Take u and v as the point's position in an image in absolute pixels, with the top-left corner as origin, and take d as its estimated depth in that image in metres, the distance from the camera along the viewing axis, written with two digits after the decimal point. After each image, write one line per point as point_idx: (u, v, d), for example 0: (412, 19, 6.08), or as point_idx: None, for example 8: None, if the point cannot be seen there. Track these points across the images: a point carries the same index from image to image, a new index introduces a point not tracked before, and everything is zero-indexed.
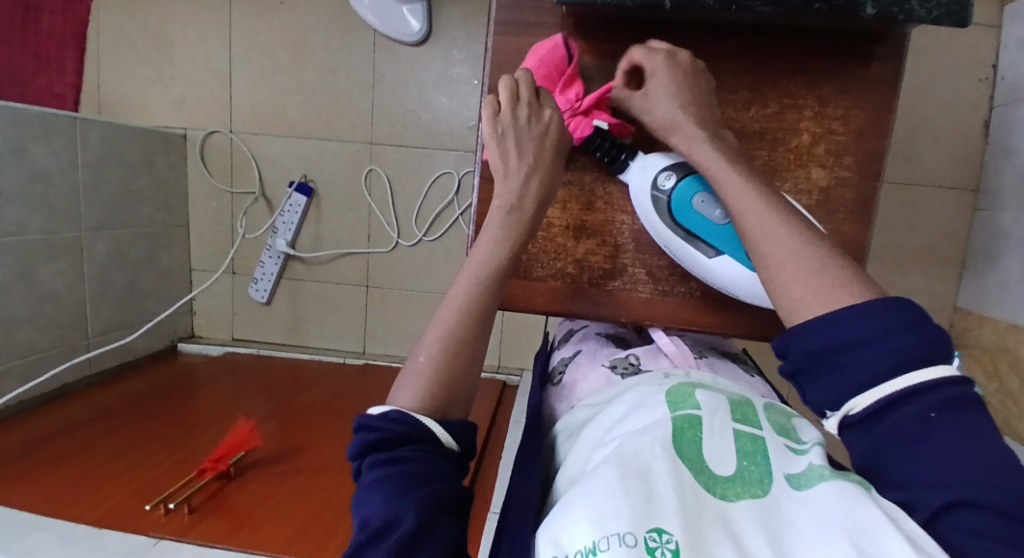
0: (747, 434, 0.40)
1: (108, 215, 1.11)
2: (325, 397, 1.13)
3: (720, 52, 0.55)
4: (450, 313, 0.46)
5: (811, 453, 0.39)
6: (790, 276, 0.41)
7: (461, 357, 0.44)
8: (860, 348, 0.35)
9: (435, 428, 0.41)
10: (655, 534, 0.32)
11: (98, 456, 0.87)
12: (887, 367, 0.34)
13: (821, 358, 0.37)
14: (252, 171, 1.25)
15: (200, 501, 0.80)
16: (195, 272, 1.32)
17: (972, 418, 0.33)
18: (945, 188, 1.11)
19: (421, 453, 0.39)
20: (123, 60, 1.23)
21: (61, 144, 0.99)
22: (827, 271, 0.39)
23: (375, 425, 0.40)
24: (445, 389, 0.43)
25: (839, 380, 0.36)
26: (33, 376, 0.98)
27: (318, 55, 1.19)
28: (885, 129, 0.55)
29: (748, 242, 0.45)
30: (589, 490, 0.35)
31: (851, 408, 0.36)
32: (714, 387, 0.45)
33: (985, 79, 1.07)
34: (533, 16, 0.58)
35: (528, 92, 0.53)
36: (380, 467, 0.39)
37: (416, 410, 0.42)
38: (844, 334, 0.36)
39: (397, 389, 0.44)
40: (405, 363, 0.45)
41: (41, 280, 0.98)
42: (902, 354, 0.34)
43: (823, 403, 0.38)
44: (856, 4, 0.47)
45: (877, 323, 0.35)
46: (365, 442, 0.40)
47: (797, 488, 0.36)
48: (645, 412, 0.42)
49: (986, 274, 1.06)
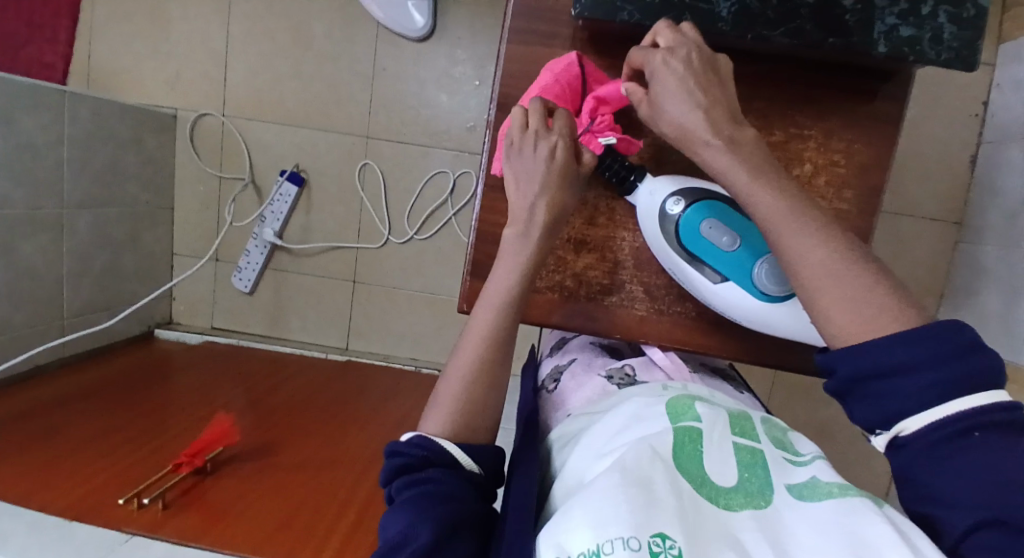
0: (746, 447, 0.41)
1: (93, 192, 1.08)
2: (307, 392, 1.12)
3: (731, 75, 0.55)
4: (472, 346, 0.49)
5: (812, 465, 0.41)
6: (838, 300, 0.38)
7: (481, 391, 0.47)
8: (909, 375, 0.34)
9: (453, 450, 0.44)
10: (659, 539, 0.33)
11: (70, 442, 0.85)
12: (932, 395, 0.33)
13: (868, 381, 0.36)
14: (243, 157, 1.22)
15: (175, 496, 0.78)
16: (177, 257, 1.29)
17: (1017, 442, 0.32)
18: (929, 220, 1.14)
19: (444, 475, 0.43)
20: (116, 33, 1.20)
21: (50, 117, 0.96)
22: (876, 294, 0.37)
23: (401, 451, 0.44)
24: (468, 416, 0.47)
25: (884, 405, 0.35)
26: (7, 355, 0.94)
27: (319, 43, 1.17)
28: (886, 163, 0.56)
29: (797, 276, 0.41)
30: (590, 498, 0.36)
31: (901, 430, 0.35)
32: (711, 401, 0.46)
33: (974, 116, 1.10)
34: (548, 27, 0.57)
35: (536, 122, 0.52)
36: (408, 489, 0.42)
37: (438, 435, 0.45)
38: (890, 361, 0.35)
39: (426, 416, 0.47)
40: (433, 390, 0.49)
41: (21, 256, 0.95)
42: (952, 383, 0.33)
43: (871, 423, 0.36)
44: (870, 42, 0.48)
45: (928, 350, 0.34)
46: (393, 467, 0.44)
47: (803, 500, 0.37)
48: (644, 425, 0.43)
49: (963, 307, 1.09)
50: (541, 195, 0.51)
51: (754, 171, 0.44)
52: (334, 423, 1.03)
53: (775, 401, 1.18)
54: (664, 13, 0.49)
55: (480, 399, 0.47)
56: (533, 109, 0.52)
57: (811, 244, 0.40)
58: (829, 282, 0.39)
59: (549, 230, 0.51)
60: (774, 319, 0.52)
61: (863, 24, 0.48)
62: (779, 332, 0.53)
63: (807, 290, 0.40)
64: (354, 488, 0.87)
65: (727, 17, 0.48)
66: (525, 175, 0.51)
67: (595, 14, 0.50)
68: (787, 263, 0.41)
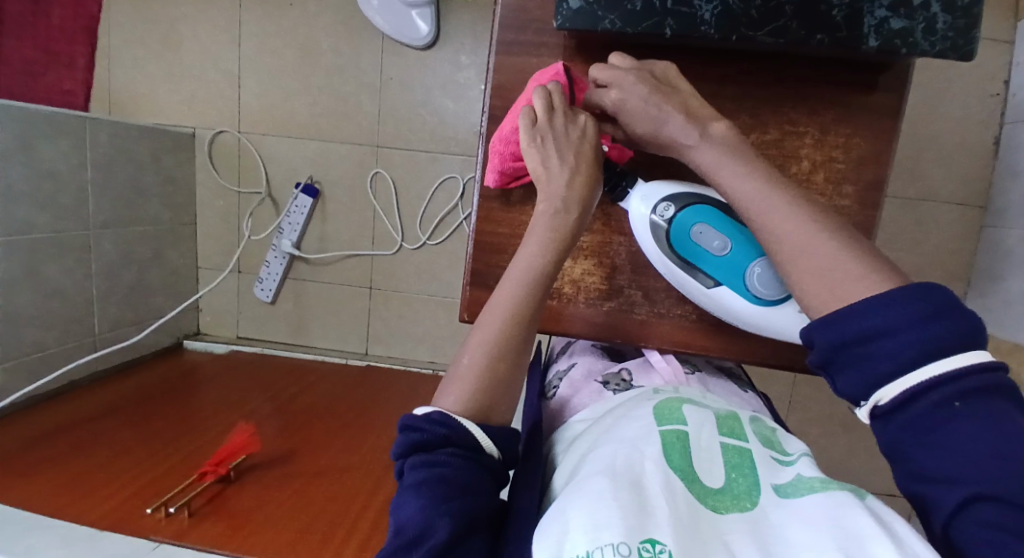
0: (733, 447, 0.42)
1: (117, 212, 1.12)
2: (327, 398, 1.15)
3: (721, 75, 0.55)
4: (496, 318, 0.49)
5: (798, 464, 0.41)
6: (804, 269, 0.39)
7: (503, 364, 0.48)
8: (891, 338, 0.34)
9: (475, 434, 0.44)
10: (649, 544, 0.33)
11: (101, 453, 0.89)
12: (913, 359, 0.33)
13: (846, 350, 0.36)
14: (259, 171, 1.26)
15: (200, 504, 0.82)
16: (201, 271, 1.33)
17: (997, 407, 0.32)
18: (954, 204, 1.10)
19: (457, 460, 0.43)
20: (134, 59, 1.25)
21: (71, 143, 1.01)
22: (841, 264, 0.38)
23: (418, 427, 0.44)
24: (486, 393, 0.47)
25: (867, 372, 0.35)
26: (39, 374, 1.00)
27: (326, 57, 1.19)
28: (885, 157, 0.55)
29: (768, 248, 0.42)
30: (584, 498, 0.36)
31: (879, 399, 0.34)
32: (701, 404, 0.47)
33: (996, 95, 1.05)
34: (536, 37, 0.58)
35: (563, 103, 0.53)
36: (423, 467, 0.42)
37: (458, 412, 0.46)
38: (867, 326, 0.35)
39: (442, 392, 0.48)
40: (449, 367, 0.49)
41: (48, 278, 1.00)
42: (932, 344, 0.33)
43: (854, 395, 0.36)
44: (859, 37, 0.47)
45: (905, 311, 0.34)
46: (408, 443, 0.44)
47: (785, 498, 0.37)
48: (634, 425, 0.43)
49: (991, 293, 1.05)
50: (570, 170, 0.51)
51: (730, 153, 0.45)
52: (352, 428, 1.05)
53: (796, 395, 1.16)
54: (645, 21, 0.49)
55: (498, 380, 0.47)
56: (556, 90, 0.53)
57: (791, 216, 0.41)
58: (798, 251, 0.40)
59: (580, 218, 0.51)
60: (770, 324, 0.52)
61: (851, 21, 0.47)
62: (777, 336, 0.53)
63: (782, 259, 0.41)
64: (369, 490, 0.89)
65: (709, 21, 0.48)
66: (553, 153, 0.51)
67: (576, 25, 0.50)
68: (761, 237, 0.43)
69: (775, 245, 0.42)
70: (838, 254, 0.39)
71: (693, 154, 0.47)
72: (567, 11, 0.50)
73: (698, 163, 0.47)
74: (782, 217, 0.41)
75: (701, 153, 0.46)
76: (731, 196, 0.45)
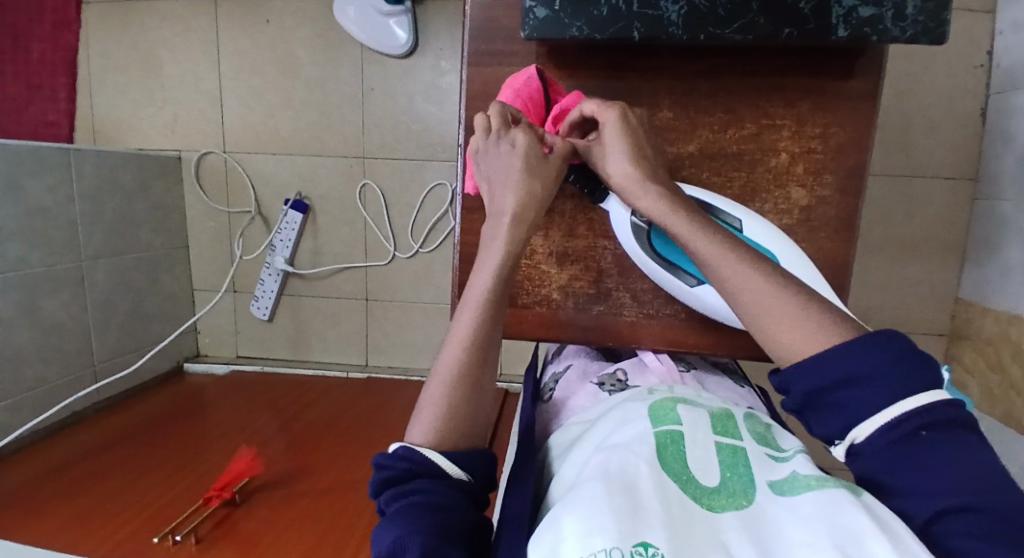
0: (728, 446, 0.42)
1: (109, 242, 1.13)
2: (331, 414, 1.14)
3: (695, 72, 0.56)
4: (454, 352, 0.49)
5: (794, 461, 0.41)
6: (775, 321, 0.44)
7: (464, 398, 0.47)
8: (860, 384, 0.39)
9: (437, 460, 0.44)
10: (642, 548, 0.33)
11: (107, 484, 0.90)
12: (883, 401, 0.38)
13: (820, 394, 0.40)
14: (248, 190, 1.26)
15: (207, 530, 0.82)
16: (197, 292, 1.33)
17: (958, 437, 0.37)
18: (945, 178, 1.09)
19: (431, 485, 0.43)
20: (115, 86, 1.25)
21: (57, 176, 1.01)
22: (810, 313, 0.43)
23: (388, 464, 0.45)
24: (452, 420, 0.47)
25: (844, 413, 0.39)
26: (43, 407, 1.01)
27: (306, 71, 1.19)
28: (865, 144, 0.56)
29: (738, 303, 0.46)
30: (576, 505, 0.36)
31: (855, 437, 0.39)
32: (695, 402, 0.46)
33: (981, 66, 1.04)
34: (506, 47, 0.59)
35: (496, 122, 0.52)
36: (397, 501, 0.43)
37: (424, 446, 0.46)
38: (842, 372, 0.39)
39: (412, 426, 0.48)
40: (420, 396, 0.49)
41: (45, 312, 1.00)
42: (900, 386, 0.38)
43: (830, 435, 0.41)
44: (828, 27, 0.49)
45: (874, 358, 0.39)
46: (380, 480, 0.45)
47: (778, 494, 0.38)
48: (627, 429, 0.43)
49: (988, 264, 1.05)
50: (512, 190, 0.51)
51: (675, 206, 0.49)
52: (355, 442, 1.05)
53: None
54: (614, 26, 0.51)
55: (461, 413, 0.47)
56: (493, 113, 0.53)
57: (748, 272, 0.45)
58: (769, 302, 0.44)
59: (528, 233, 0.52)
60: None
61: (819, 12, 0.49)
62: None
63: (750, 312, 0.45)
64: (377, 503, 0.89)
65: (677, 22, 0.51)
66: (501, 177, 0.53)
67: (547, 33, 0.52)
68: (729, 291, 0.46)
69: (738, 293, 0.46)
70: (807, 303, 0.44)
71: (643, 203, 0.50)
72: (535, 21, 0.52)
73: (649, 214, 0.50)
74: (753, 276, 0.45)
75: (648, 204, 0.50)
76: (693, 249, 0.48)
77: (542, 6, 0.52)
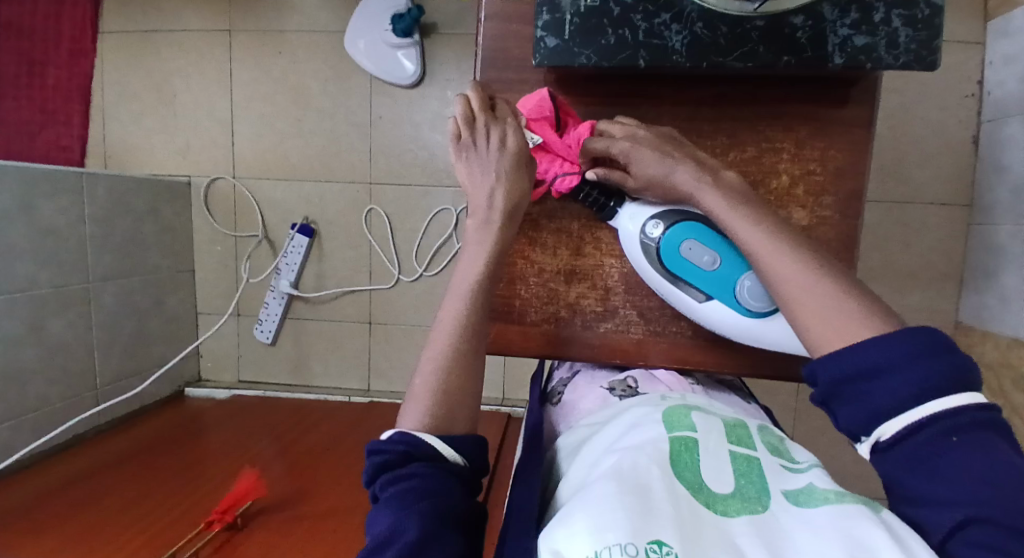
0: (742, 455, 0.42)
1: (117, 264, 1.14)
2: (332, 437, 1.14)
3: (697, 99, 0.59)
4: (444, 334, 0.51)
5: (810, 473, 0.42)
6: (807, 310, 0.45)
7: (456, 382, 0.49)
8: (885, 376, 0.39)
9: (435, 443, 0.46)
10: (656, 545, 0.33)
11: (108, 506, 0.89)
12: (910, 396, 0.38)
13: (846, 386, 0.41)
14: (254, 215, 1.27)
15: (209, 553, 0.81)
16: (200, 316, 1.34)
17: (988, 440, 0.37)
18: (940, 205, 1.11)
19: (426, 469, 0.44)
20: (127, 113, 1.28)
21: (70, 199, 1.03)
22: (846, 305, 0.43)
23: (383, 448, 0.45)
24: (444, 405, 0.48)
25: (866, 406, 0.40)
26: (44, 430, 1.00)
27: (316, 99, 1.22)
28: (863, 168, 0.58)
29: (778, 295, 0.47)
30: (589, 502, 0.36)
31: (881, 434, 0.39)
32: (709, 410, 0.47)
33: (972, 96, 1.08)
34: (516, 74, 0.61)
35: (477, 106, 0.56)
36: (390, 486, 0.44)
37: (419, 430, 0.46)
38: (869, 363, 0.40)
39: (404, 414, 0.48)
40: (408, 389, 0.50)
41: (51, 333, 1.01)
42: (924, 383, 0.38)
43: (854, 430, 0.41)
44: (824, 55, 0.52)
45: (903, 352, 0.39)
46: (374, 466, 0.45)
47: (797, 504, 0.38)
48: (641, 430, 0.44)
49: (986, 290, 1.06)
50: (502, 184, 0.55)
51: (733, 200, 0.50)
52: (357, 465, 1.04)
53: (802, 407, 1.14)
54: (620, 54, 0.54)
55: (454, 394, 0.48)
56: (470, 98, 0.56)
57: (784, 260, 0.47)
58: (803, 295, 0.45)
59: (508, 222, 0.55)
60: (761, 335, 0.55)
61: (815, 41, 0.51)
62: (773, 347, 0.55)
63: (784, 302, 0.46)
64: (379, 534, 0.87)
65: (680, 50, 0.53)
66: (486, 169, 0.55)
67: (555, 62, 0.55)
68: (769, 284, 0.48)
69: (778, 283, 0.47)
70: (833, 292, 0.44)
71: (703, 197, 0.51)
72: (545, 50, 0.55)
73: (709, 209, 0.51)
74: (791, 270, 0.46)
75: (710, 200, 0.50)
76: (743, 243, 0.49)
77: (552, 36, 0.54)
